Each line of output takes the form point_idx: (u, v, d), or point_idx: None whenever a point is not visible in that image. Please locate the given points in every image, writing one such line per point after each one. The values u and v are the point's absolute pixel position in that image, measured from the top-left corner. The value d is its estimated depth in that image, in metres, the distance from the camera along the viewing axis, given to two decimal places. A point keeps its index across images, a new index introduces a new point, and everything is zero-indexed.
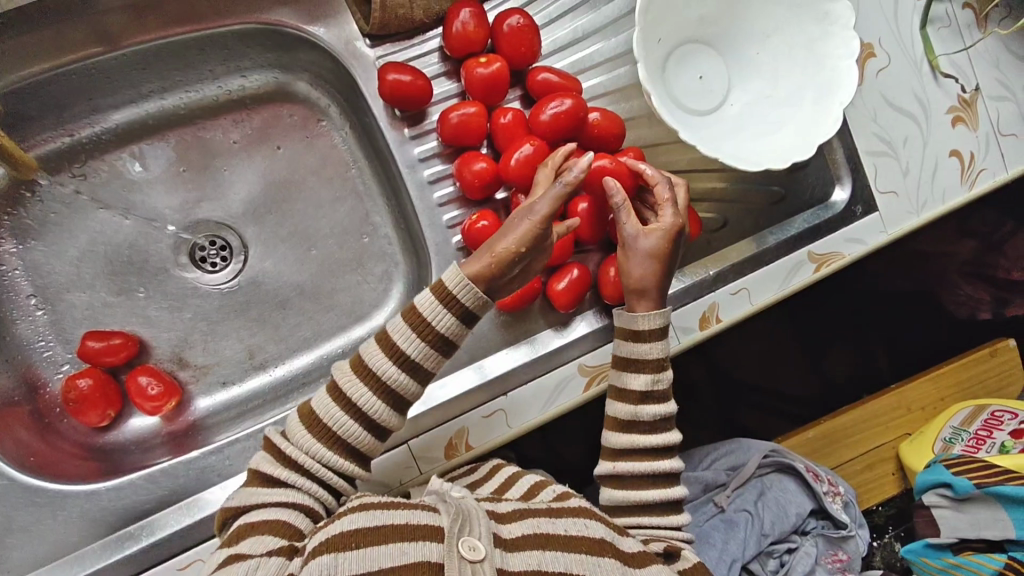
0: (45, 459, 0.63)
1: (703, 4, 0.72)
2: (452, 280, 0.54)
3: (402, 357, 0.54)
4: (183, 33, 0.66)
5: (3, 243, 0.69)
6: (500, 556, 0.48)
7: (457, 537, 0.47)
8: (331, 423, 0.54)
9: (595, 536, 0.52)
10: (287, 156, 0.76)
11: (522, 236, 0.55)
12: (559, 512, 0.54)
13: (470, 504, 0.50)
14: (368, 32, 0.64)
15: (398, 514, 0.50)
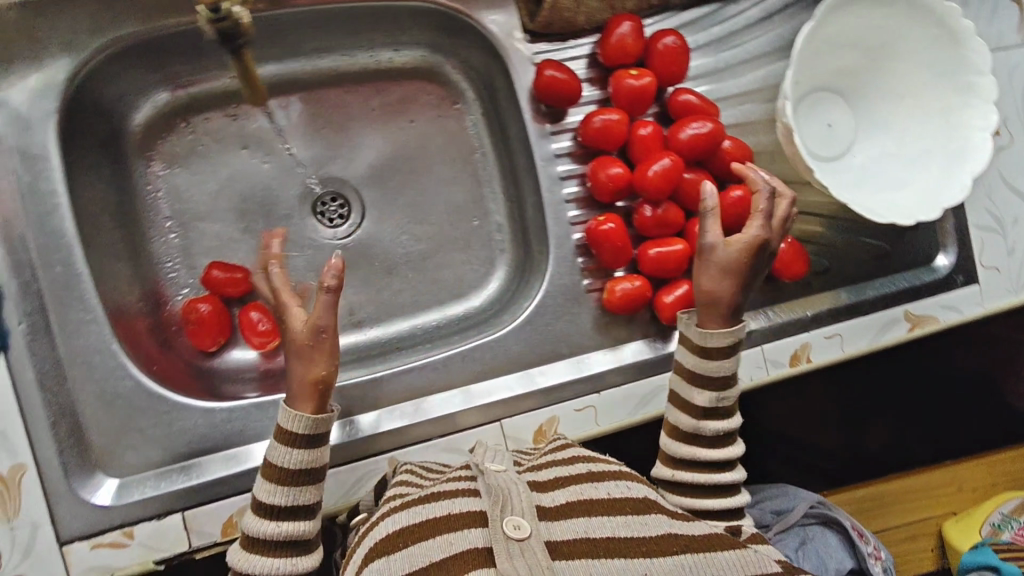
0: (166, 371, 0.68)
1: (846, 55, 0.74)
2: (277, 454, 0.55)
3: (269, 474, 0.55)
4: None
5: (153, 165, 0.71)
6: (545, 526, 0.45)
7: (500, 518, 0.45)
8: (280, 465, 0.55)
9: (637, 496, 0.50)
10: (419, 130, 0.78)
11: (298, 397, 0.56)
12: (601, 477, 0.53)
13: (507, 480, 0.49)
14: (532, 28, 0.68)
15: (440, 508, 0.49)
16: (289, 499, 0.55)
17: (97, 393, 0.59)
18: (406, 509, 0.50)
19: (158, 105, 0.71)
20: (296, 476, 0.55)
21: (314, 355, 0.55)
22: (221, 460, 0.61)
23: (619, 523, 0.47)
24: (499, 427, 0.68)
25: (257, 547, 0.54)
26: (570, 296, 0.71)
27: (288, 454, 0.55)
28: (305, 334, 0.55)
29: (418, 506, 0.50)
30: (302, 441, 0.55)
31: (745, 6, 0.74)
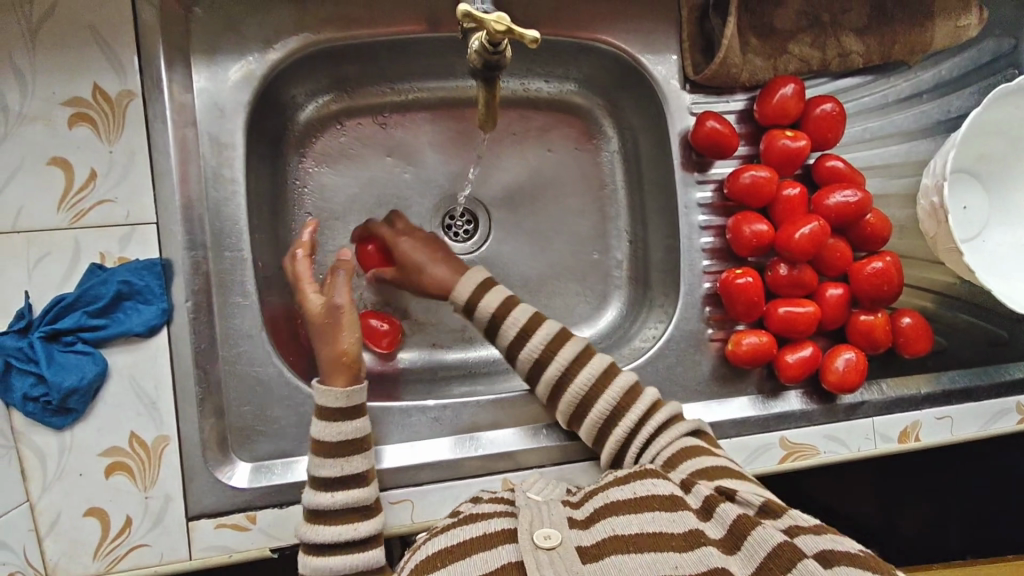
0: (297, 362, 0.69)
1: (990, 142, 0.75)
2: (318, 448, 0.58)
3: (332, 463, 0.57)
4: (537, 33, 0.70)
5: (304, 161, 0.74)
6: (575, 534, 0.48)
7: (530, 530, 0.47)
8: (329, 440, 0.57)
9: (662, 493, 0.51)
10: (554, 160, 0.80)
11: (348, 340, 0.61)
12: (627, 482, 0.54)
13: (537, 505, 0.51)
14: (696, 79, 0.70)
15: (472, 529, 0.51)
16: (338, 470, 0.57)
17: (241, 376, 0.61)
18: (448, 529, 0.52)
19: (320, 105, 0.73)
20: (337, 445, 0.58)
21: (335, 330, 0.61)
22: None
23: (645, 521, 0.48)
24: None
25: (324, 520, 0.57)
26: (692, 341, 0.71)
27: (329, 430, 0.58)
28: (325, 313, 0.61)
29: (457, 528, 0.51)
30: (343, 416, 0.58)
31: (898, 81, 0.75)
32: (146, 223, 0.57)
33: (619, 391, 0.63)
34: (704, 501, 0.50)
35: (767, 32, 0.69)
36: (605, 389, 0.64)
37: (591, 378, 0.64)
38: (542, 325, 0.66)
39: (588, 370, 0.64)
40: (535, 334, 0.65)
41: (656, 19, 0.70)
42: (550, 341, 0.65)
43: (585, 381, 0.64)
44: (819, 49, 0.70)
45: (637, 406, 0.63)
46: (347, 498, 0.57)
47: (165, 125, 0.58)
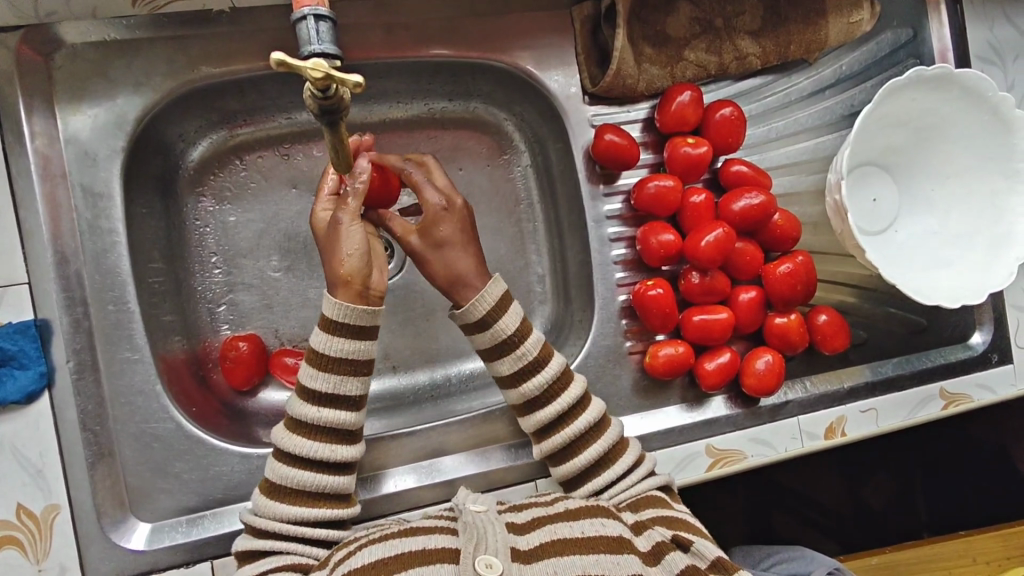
0: (203, 411, 0.66)
1: (895, 134, 0.75)
2: (323, 343, 0.56)
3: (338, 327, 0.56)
4: (440, 54, 0.68)
5: (203, 200, 0.72)
6: (516, 570, 0.48)
7: (472, 556, 0.48)
8: (326, 354, 0.56)
9: (612, 534, 0.53)
10: (467, 179, 0.79)
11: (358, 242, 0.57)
12: (576, 514, 0.55)
13: (486, 520, 0.52)
14: (593, 91, 0.69)
15: (411, 543, 0.51)
16: (331, 387, 0.56)
17: (135, 435, 0.58)
18: (385, 539, 0.52)
19: (214, 142, 0.71)
20: (339, 360, 0.56)
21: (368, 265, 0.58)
22: (239, 509, 0.59)
23: (591, 562, 0.50)
24: (532, 485, 0.69)
25: (304, 431, 0.56)
26: (611, 356, 0.70)
27: (333, 345, 0.56)
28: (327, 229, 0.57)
29: (394, 538, 0.52)
30: (349, 331, 0.56)
31: (799, 79, 0.75)
32: (18, 284, 0.55)
33: (568, 402, 0.61)
34: (653, 545, 0.53)
35: (661, 41, 0.69)
36: (556, 397, 0.61)
37: (541, 386, 0.61)
38: (499, 321, 0.60)
39: (538, 377, 0.61)
40: (483, 330, 0.60)
41: (551, 32, 0.69)
42: (510, 344, 0.60)
43: (539, 383, 0.61)
44: (715, 54, 0.70)
45: (581, 419, 0.61)
46: (331, 416, 0.56)
47: (32, 180, 0.56)
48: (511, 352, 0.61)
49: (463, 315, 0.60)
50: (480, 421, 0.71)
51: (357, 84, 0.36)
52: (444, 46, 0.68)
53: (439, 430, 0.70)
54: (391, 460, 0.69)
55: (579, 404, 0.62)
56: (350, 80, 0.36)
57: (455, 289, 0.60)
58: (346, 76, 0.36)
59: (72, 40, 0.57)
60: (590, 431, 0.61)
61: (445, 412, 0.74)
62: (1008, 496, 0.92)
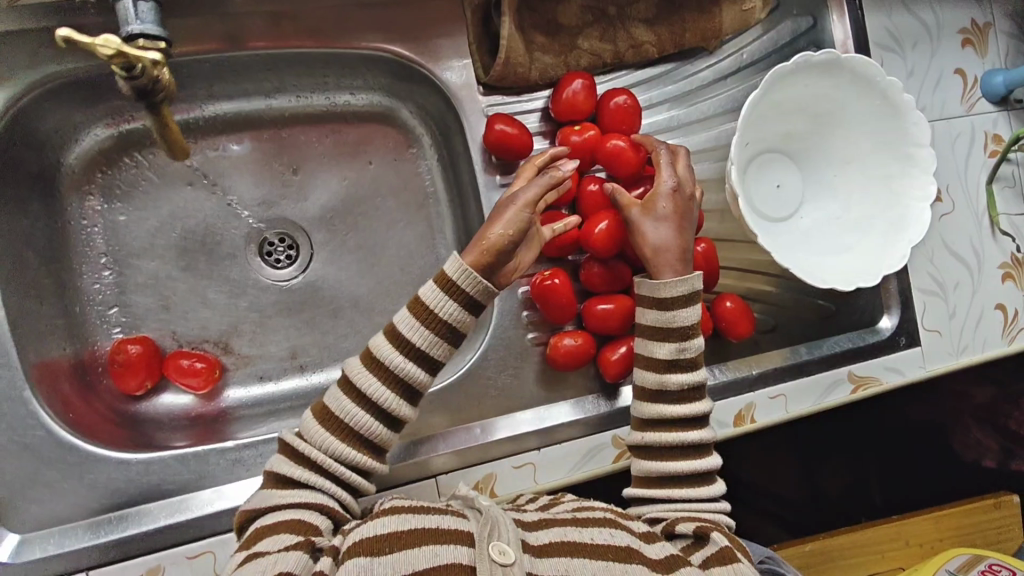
0: (83, 419, 0.63)
1: (794, 121, 0.75)
2: (405, 323, 0.55)
3: (409, 346, 0.55)
4: (310, 48, 0.67)
5: (91, 199, 0.70)
6: (527, 561, 0.47)
7: (486, 541, 0.47)
8: (386, 364, 0.54)
9: (621, 542, 0.51)
10: (374, 173, 0.78)
11: (509, 223, 0.58)
12: (584, 519, 0.54)
13: (496, 512, 0.51)
14: (486, 81, 0.68)
15: (426, 519, 0.50)
16: (401, 372, 0.54)
17: (1, 442, 0.56)
18: (398, 514, 0.51)
19: (100, 140, 0.69)
20: (415, 352, 0.55)
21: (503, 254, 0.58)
22: (166, 506, 0.58)
23: (599, 568, 0.48)
24: (433, 483, 0.65)
25: (337, 433, 0.54)
26: (514, 349, 0.69)
27: (398, 362, 0.54)
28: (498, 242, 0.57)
29: (409, 515, 0.51)
30: (444, 329, 0.55)
31: (699, 67, 0.76)
32: None
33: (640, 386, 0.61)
34: (665, 555, 0.51)
35: (553, 29, 0.68)
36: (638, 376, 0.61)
37: (685, 382, 0.59)
38: (678, 307, 0.59)
39: (687, 374, 0.59)
40: (655, 310, 0.60)
41: (442, 21, 0.68)
42: (681, 334, 0.59)
43: (681, 381, 0.59)
44: (609, 42, 0.70)
45: (686, 406, 0.59)
46: (389, 402, 0.54)
47: None
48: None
49: (678, 283, 0.59)
50: None
51: (156, 61, 0.44)
52: (320, 39, 0.67)
53: None
54: None
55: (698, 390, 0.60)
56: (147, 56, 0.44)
57: (658, 265, 0.61)
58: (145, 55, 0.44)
59: None
60: (691, 420, 0.59)
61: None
62: (940, 479, 0.92)
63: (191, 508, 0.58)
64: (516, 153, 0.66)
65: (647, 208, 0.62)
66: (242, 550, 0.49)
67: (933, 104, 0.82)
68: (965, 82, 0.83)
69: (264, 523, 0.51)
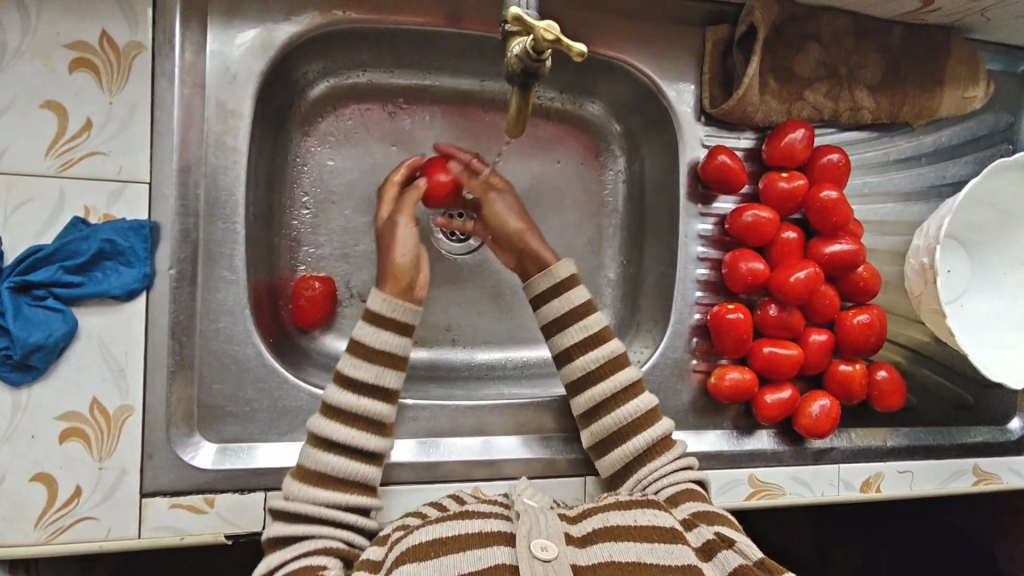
0: (275, 345, 0.68)
1: (979, 213, 0.77)
2: (370, 328, 0.61)
3: (369, 349, 0.60)
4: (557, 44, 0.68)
5: (308, 140, 0.72)
6: (572, 551, 0.50)
7: (528, 538, 0.50)
8: (370, 344, 0.60)
9: (664, 525, 0.54)
10: (562, 171, 0.79)
11: (408, 242, 0.65)
12: (628, 505, 0.57)
13: (538, 512, 0.54)
14: (712, 112, 0.70)
15: (467, 525, 0.53)
16: (372, 372, 0.60)
17: (217, 353, 0.58)
18: (441, 523, 0.53)
19: (333, 85, 0.71)
20: (378, 354, 0.60)
21: (394, 244, 0.64)
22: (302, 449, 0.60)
23: (645, 550, 0.51)
24: (580, 481, 0.71)
25: (315, 480, 0.56)
26: (676, 370, 0.72)
27: (377, 338, 0.61)
28: (385, 225, 0.66)
29: (450, 522, 0.53)
30: (388, 357, 0.61)
31: (900, 141, 0.77)
32: (139, 182, 0.55)
33: (643, 403, 0.65)
34: (705, 542, 0.53)
35: (786, 77, 0.70)
36: (647, 428, 0.64)
37: (615, 388, 0.65)
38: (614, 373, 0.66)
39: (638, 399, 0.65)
40: (591, 349, 0.66)
41: (681, 46, 0.70)
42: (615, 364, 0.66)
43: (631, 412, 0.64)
44: (832, 100, 0.72)
45: (609, 380, 0.65)
46: (373, 379, 0.59)
47: (171, 84, 0.56)
48: (576, 321, 0.67)
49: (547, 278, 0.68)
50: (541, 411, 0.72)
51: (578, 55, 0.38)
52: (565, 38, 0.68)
53: (494, 409, 0.71)
54: (438, 429, 0.70)
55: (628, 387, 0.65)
56: (574, 51, 0.38)
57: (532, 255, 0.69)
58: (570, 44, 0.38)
59: None
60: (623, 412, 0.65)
61: (472, 395, 0.74)
62: None
63: None
64: (734, 187, 0.69)
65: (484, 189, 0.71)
66: None
67: None
68: None
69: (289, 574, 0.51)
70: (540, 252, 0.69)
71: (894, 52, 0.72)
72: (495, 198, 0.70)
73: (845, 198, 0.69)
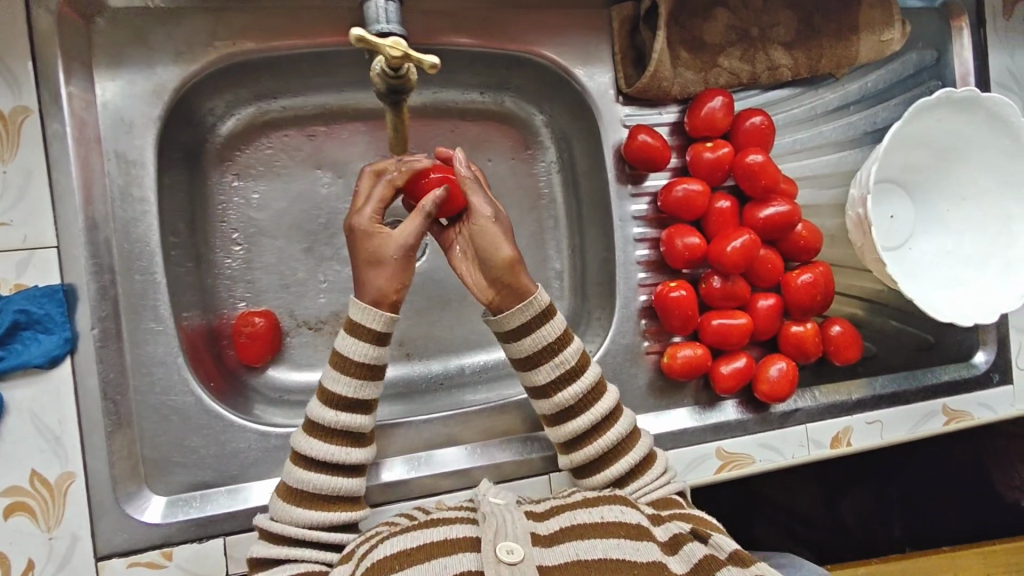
0: (220, 387, 0.67)
1: (915, 153, 0.76)
2: (346, 345, 0.56)
3: (334, 399, 0.56)
4: (464, 43, 0.68)
5: (227, 175, 0.71)
6: (538, 553, 0.49)
7: (492, 543, 0.49)
8: (349, 357, 0.56)
9: (631, 521, 0.53)
10: (493, 170, 0.78)
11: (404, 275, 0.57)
12: (594, 501, 0.56)
13: (505, 512, 0.52)
14: (628, 92, 0.69)
15: (433, 533, 0.52)
16: (351, 389, 0.56)
17: (154, 406, 0.58)
18: (406, 532, 0.53)
19: (244, 118, 0.70)
20: (344, 402, 0.56)
21: (387, 269, 0.56)
22: (255, 488, 0.59)
23: (611, 546, 0.50)
24: (546, 479, 0.70)
25: (307, 503, 0.55)
26: (628, 354, 0.71)
27: (356, 348, 0.56)
28: (394, 252, 0.56)
29: (415, 530, 0.53)
30: (349, 402, 0.56)
31: (826, 93, 0.77)
32: (46, 247, 0.54)
33: (603, 411, 0.60)
34: (671, 536, 0.54)
35: (697, 46, 0.69)
36: (630, 447, 0.61)
37: (580, 393, 0.60)
38: (565, 348, 0.60)
39: (578, 383, 0.60)
40: (529, 334, 0.59)
41: (589, 29, 0.69)
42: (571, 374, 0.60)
43: (609, 439, 0.60)
44: (748, 62, 0.71)
45: (590, 412, 0.60)
46: (349, 422, 0.56)
47: (66, 143, 0.55)
48: (550, 358, 0.59)
49: (519, 312, 0.58)
50: (501, 413, 0.72)
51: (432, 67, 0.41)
52: (469, 35, 0.67)
53: (454, 420, 0.70)
54: (400, 447, 0.69)
55: (610, 414, 0.61)
56: (427, 62, 0.40)
57: (510, 282, 0.58)
58: (424, 58, 0.40)
59: (117, 3, 0.57)
60: (600, 425, 0.60)
61: (430, 408, 0.74)
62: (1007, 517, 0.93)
63: None
64: (658, 164, 0.69)
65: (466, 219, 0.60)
66: None
67: None
68: None
69: None
70: (521, 282, 0.58)
71: (803, 6, 0.71)
72: (493, 222, 0.58)
73: (771, 160, 0.69)
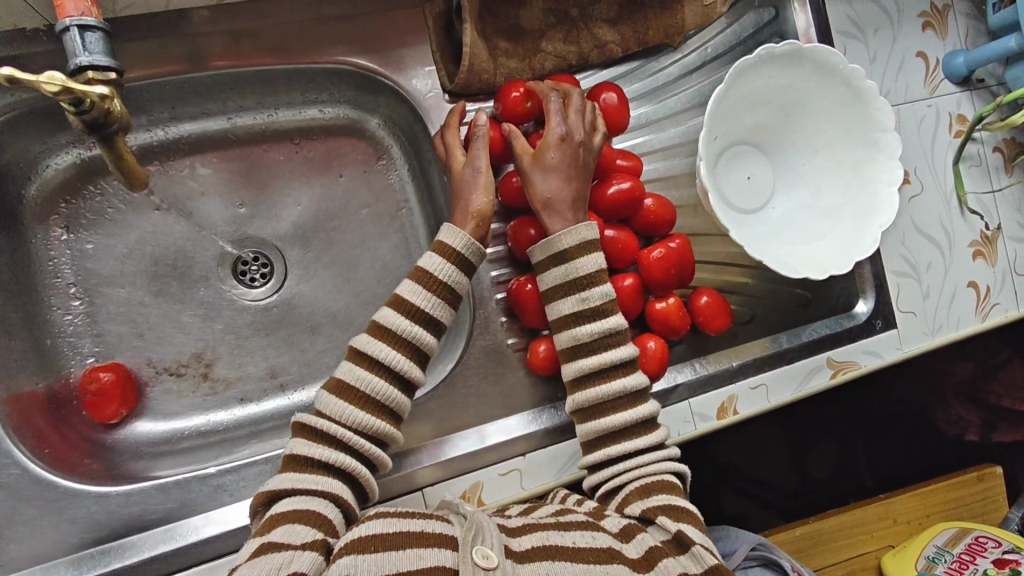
0: (59, 452, 0.62)
1: (760, 111, 0.75)
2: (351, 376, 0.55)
3: (346, 419, 0.54)
4: (310, 61, 0.67)
5: (54, 229, 0.68)
6: (511, 565, 0.46)
7: (470, 545, 0.46)
8: (363, 390, 0.55)
9: (603, 546, 0.50)
10: (346, 185, 0.76)
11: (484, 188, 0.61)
12: (567, 524, 0.52)
13: (482, 517, 0.49)
14: (450, 89, 0.68)
15: (410, 523, 0.48)
16: (362, 415, 0.54)
17: None
18: (382, 517, 0.49)
19: (61, 170, 0.68)
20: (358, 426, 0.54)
21: (474, 188, 0.61)
22: (100, 553, 0.58)
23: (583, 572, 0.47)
24: (419, 494, 0.64)
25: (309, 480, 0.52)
26: (494, 354, 0.70)
27: (362, 378, 0.55)
28: (465, 172, 0.61)
29: (393, 517, 0.49)
30: (357, 431, 0.54)
31: (665, 64, 0.76)
32: None
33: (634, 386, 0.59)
34: (647, 551, 0.51)
35: (516, 34, 0.69)
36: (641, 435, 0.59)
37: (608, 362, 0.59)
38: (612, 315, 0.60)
39: (613, 354, 0.59)
40: (574, 289, 0.60)
41: (404, 32, 0.68)
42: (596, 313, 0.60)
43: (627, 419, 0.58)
44: (573, 43, 0.70)
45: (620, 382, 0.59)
46: (359, 442, 0.54)
47: None
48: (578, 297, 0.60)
49: (545, 249, 0.61)
50: None
51: (103, 94, 0.47)
52: (314, 53, 0.67)
53: None
54: None
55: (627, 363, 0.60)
56: (93, 92, 0.46)
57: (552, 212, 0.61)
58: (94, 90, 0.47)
59: None
60: (631, 395, 0.59)
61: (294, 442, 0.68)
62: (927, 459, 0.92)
63: (189, 533, 0.59)
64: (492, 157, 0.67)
65: (536, 159, 0.62)
66: (255, 539, 0.48)
67: (897, 89, 0.83)
68: (928, 65, 0.84)
69: (278, 510, 0.50)
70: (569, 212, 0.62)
71: None
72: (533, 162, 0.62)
73: (607, 138, 0.68)
